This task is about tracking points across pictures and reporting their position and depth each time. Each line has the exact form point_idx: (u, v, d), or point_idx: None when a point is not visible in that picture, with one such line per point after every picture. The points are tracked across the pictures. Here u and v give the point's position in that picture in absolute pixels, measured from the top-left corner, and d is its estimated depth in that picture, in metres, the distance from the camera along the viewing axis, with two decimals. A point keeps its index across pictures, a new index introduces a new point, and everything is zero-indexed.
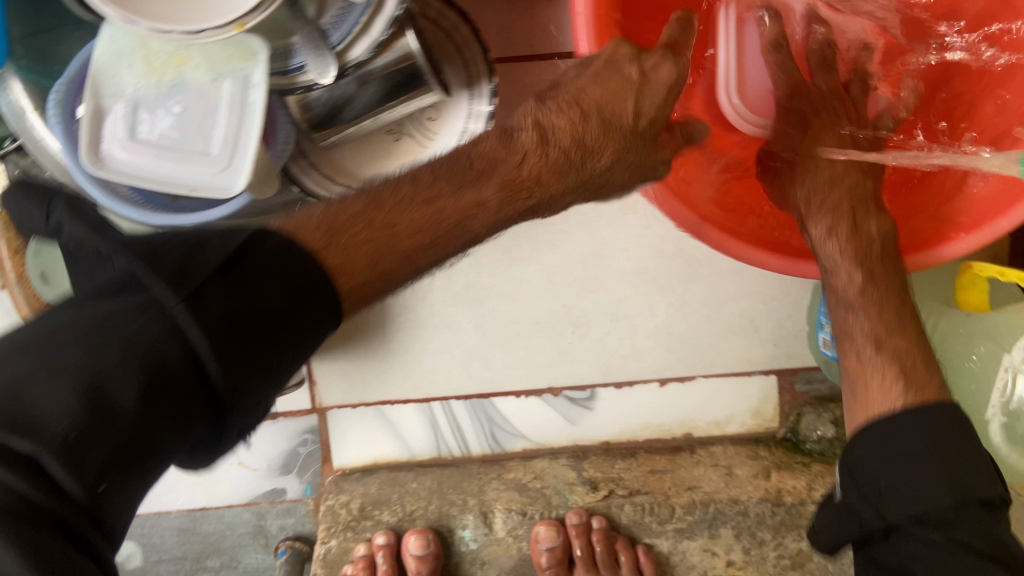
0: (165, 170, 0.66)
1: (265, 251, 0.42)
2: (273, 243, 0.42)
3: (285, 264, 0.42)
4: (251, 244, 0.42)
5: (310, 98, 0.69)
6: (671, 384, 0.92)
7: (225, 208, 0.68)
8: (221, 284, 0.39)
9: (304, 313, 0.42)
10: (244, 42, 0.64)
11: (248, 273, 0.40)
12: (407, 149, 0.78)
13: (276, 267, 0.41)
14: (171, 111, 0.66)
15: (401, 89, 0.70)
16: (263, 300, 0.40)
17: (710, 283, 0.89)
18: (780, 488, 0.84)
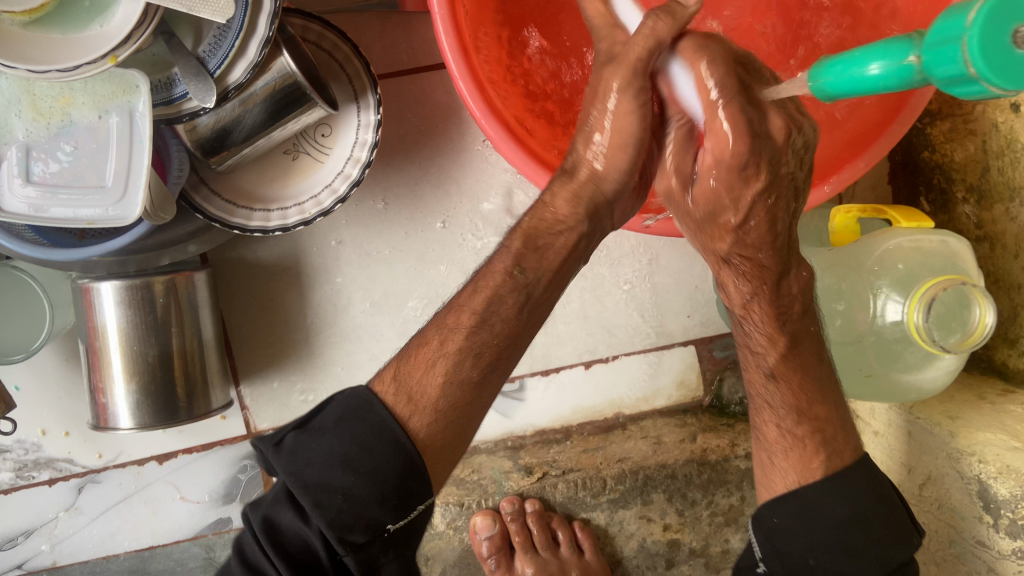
0: (62, 206, 0.68)
1: (339, 407, 0.57)
2: (346, 394, 0.58)
3: (348, 422, 0.55)
4: (326, 414, 0.56)
5: (198, 127, 0.72)
6: (596, 366, 0.95)
7: (127, 237, 0.71)
8: (300, 438, 0.55)
9: (369, 465, 0.53)
10: (126, 76, 0.68)
11: (321, 433, 0.54)
12: (305, 167, 0.81)
13: (338, 417, 0.56)
14: (63, 150, 0.69)
15: (286, 110, 0.74)
16: (326, 459, 0.53)
17: (618, 263, 0.92)
18: (706, 447, 0.86)
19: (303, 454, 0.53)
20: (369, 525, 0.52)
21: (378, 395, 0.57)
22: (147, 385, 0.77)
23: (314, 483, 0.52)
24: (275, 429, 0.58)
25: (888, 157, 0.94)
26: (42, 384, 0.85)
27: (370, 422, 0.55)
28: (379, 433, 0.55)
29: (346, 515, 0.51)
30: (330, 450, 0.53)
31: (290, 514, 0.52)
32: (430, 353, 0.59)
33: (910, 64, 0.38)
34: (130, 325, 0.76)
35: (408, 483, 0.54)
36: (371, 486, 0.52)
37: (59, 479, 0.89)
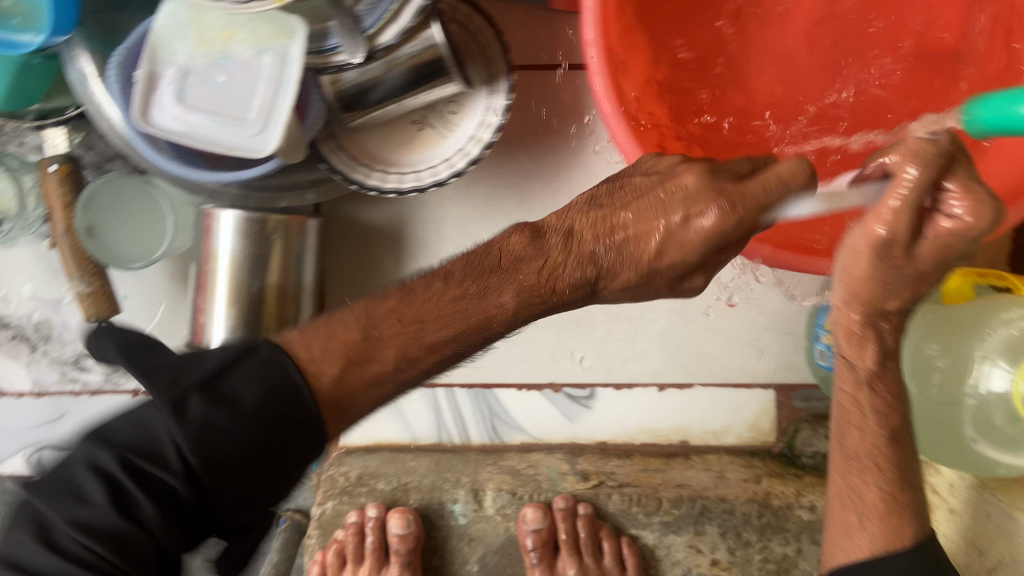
0: (204, 130, 0.72)
1: (258, 378, 0.55)
2: (263, 353, 0.57)
3: (262, 367, 0.56)
4: (196, 371, 0.54)
5: (341, 80, 0.76)
6: (670, 390, 0.94)
7: (257, 170, 0.76)
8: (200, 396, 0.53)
9: (219, 445, 0.52)
10: (286, 21, 0.72)
11: (226, 400, 0.53)
12: (428, 139, 0.84)
13: (258, 396, 0.54)
14: (216, 80, 0.73)
15: (424, 79, 0.77)
16: (234, 443, 0.52)
17: (712, 291, 0.92)
18: (769, 491, 0.84)
19: (210, 425, 0.52)
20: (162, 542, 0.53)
21: (301, 373, 0.57)
22: (244, 314, 0.80)
23: (198, 449, 0.52)
24: (176, 384, 0.53)
25: (1012, 236, 0.90)
26: (147, 298, 0.89)
27: (271, 372, 0.56)
28: (277, 381, 0.55)
29: (164, 492, 0.52)
30: (223, 399, 0.53)
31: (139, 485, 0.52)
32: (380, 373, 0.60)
33: None
34: (241, 254, 0.80)
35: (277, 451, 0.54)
36: (250, 432, 0.53)
37: (142, 391, 0.93)
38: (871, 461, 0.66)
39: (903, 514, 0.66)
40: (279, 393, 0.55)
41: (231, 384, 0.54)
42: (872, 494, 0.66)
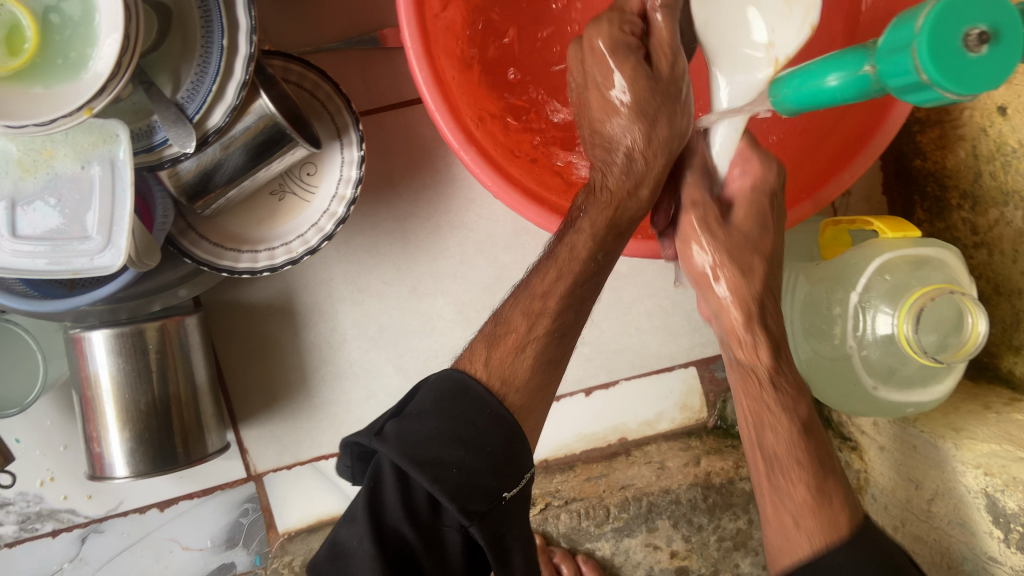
0: (47, 260, 0.68)
1: (432, 390, 0.59)
2: (456, 387, 0.59)
3: (444, 403, 0.58)
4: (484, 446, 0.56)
5: (180, 172, 0.72)
6: (597, 393, 0.93)
7: (113, 285, 0.72)
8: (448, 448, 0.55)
9: (474, 439, 0.56)
10: (106, 125, 0.68)
11: (422, 416, 0.57)
12: (292, 207, 0.82)
13: (433, 400, 0.58)
14: (47, 204, 0.69)
15: (268, 151, 0.74)
16: (433, 436, 0.55)
17: (613, 287, 0.91)
18: (709, 471, 0.91)
19: (478, 411, 0.57)
20: (484, 493, 0.54)
21: (466, 372, 0.60)
22: (140, 433, 0.77)
23: (427, 460, 0.54)
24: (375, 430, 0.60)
25: (881, 164, 0.92)
26: (43, 434, 0.85)
27: (463, 399, 0.58)
28: (476, 406, 0.57)
29: (465, 486, 0.54)
30: (436, 429, 0.56)
31: (401, 493, 0.55)
32: (519, 337, 0.60)
33: (866, 75, 0.39)
34: (122, 374, 0.76)
35: (468, 452, 0.55)
36: (478, 457, 0.55)
37: (62, 530, 0.88)
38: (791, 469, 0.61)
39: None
40: (492, 414, 0.57)
41: (411, 426, 0.57)
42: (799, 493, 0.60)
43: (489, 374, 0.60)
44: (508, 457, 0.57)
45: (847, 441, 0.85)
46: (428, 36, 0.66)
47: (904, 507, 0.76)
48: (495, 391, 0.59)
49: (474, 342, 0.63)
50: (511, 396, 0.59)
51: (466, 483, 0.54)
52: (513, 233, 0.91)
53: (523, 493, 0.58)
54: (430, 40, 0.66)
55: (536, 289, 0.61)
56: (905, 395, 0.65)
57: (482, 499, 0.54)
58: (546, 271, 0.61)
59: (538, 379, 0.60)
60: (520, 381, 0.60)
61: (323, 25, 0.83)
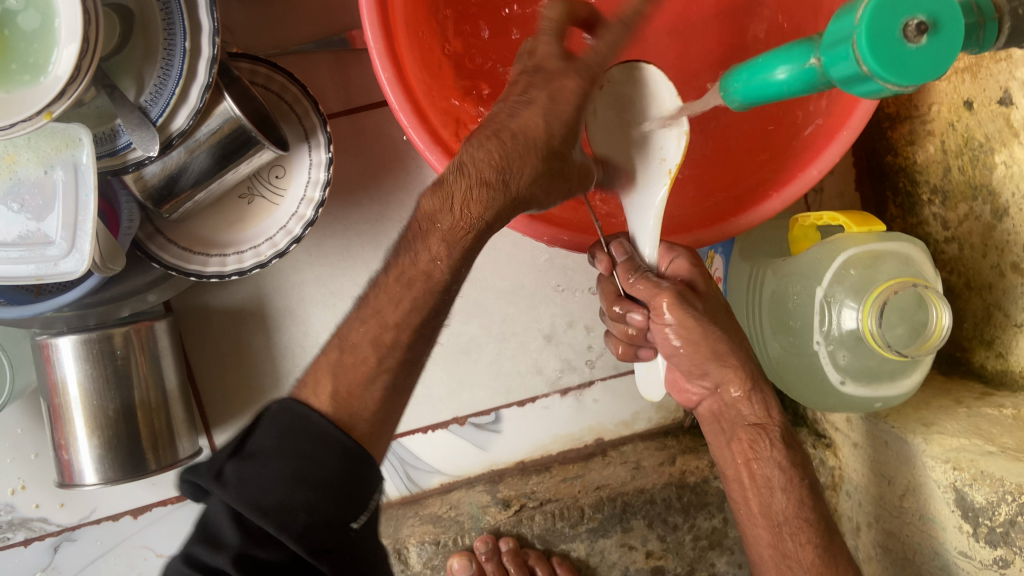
0: (11, 266, 0.68)
1: (271, 424, 0.55)
2: (300, 426, 0.55)
3: (288, 439, 0.54)
4: (331, 490, 0.53)
5: (145, 176, 0.72)
6: (572, 394, 0.93)
7: (78, 290, 0.72)
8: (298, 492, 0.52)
9: (320, 475, 0.53)
10: (69, 129, 0.68)
11: (265, 458, 0.53)
12: (261, 211, 0.81)
13: (277, 437, 0.54)
14: (10, 209, 0.69)
15: (233, 155, 0.73)
16: (276, 480, 0.52)
17: (587, 287, 0.91)
18: (684, 470, 0.91)
19: (330, 455, 0.54)
20: (333, 529, 0.53)
21: (307, 404, 0.57)
22: (108, 440, 0.76)
23: (272, 508, 0.51)
24: (206, 461, 0.55)
25: (854, 160, 0.93)
26: (13, 442, 0.84)
27: (309, 432, 0.55)
28: (322, 439, 0.55)
29: (311, 530, 0.52)
30: (280, 467, 0.53)
31: (240, 541, 0.51)
32: (367, 368, 0.60)
33: (813, 67, 0.39)
34: (91, 381, 0.75)
35: (317, 496, 0.52)
36: (325, 496, 0.52)
37: (34, 539, 0.87)
38: (798, 530, 0.64)
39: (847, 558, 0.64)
40: (339, 447, 0.55)
41: (251, 467, 0.53)
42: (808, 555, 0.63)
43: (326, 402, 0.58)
44: (360, 490, 0.55)
45: (821, 438, 0.86)
46: (390, 36, 0.65)
47: (877, 503, 0.76)
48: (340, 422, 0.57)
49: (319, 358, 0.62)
50: (359, 427, 0.58)
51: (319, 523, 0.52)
52: None
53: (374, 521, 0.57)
54: (392, 40, 0.66)
55: (382, 288, 0.60)
56: (876, 390, 0.65)
57: (332, 535, 0.53)
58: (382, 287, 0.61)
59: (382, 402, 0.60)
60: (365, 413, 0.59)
61: (291, 27, 0.83)
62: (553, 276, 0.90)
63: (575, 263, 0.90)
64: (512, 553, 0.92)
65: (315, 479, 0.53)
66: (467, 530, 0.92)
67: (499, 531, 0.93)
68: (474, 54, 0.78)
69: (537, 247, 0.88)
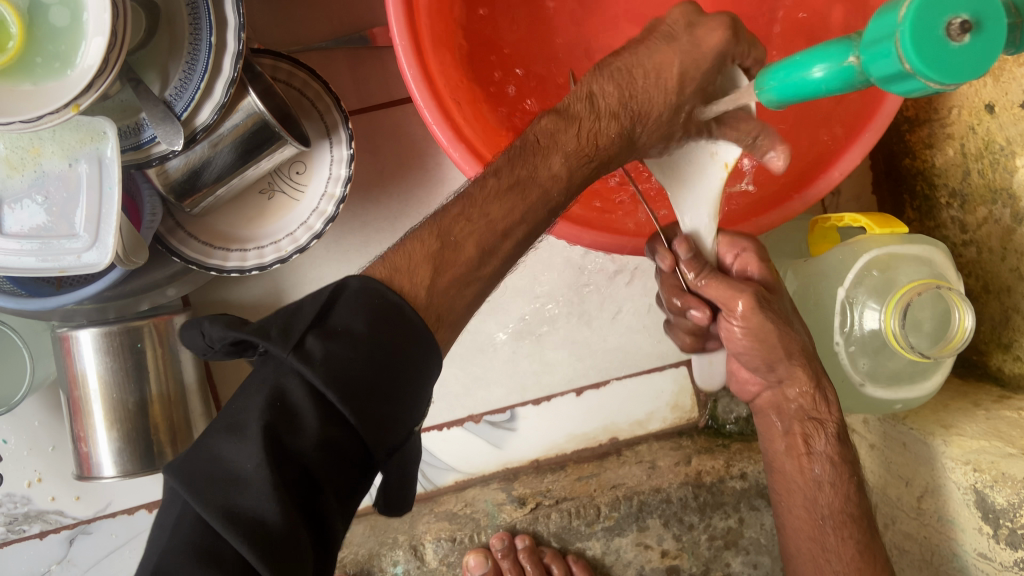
0: (35, 258, 0.68)
1: (356, 304, 0.48)
2: (381, 309, 0.48)
3: (378, 325, 0.47)
4: (417, 383, 0.49)
5: (168, 170, 0.72)
6: (587, 393, 0.94)
7: (100, 283, 0.72)
8: (388, 378, 0.47)
9: (409, 368, 0.48)
10: (93, 123, 0.68)
11: (349, 337, 0.46)
12: (281, 206, 0.81)
13: (366, 320, 0.47)
14: (35, 202, 0.69)
15: (256, 150, 0.74)
16: (358, 366, 0.45)
17: (602, 287, 0.91)
18: (700, 470, 0.90)
19: (410, 351, 0.48)
20: (407, 426, 0.49)
21: (399, 291, 0.50)
22: (127, 432, 0.76)
23: (354, 394, 0.45)
24: (275, 327, 0.46)
25: (871, 163, 0.93)
26: (30, 435, 0.84)
27: (397, 323, 0.48)
28: (412, 334, 0.49)
29: (389, 418, 0.47)
30: (372, 351, 0.46)
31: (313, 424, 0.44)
32: (465, 270, 0.54)
33: (851, 65, 0.39)
34: (111, 373, 0.76)
35: (402, 385, 0.48)
36: (407, 393, 0.48)
37: (50, 531, 0.87)
38: (842, 527, 0.67)
39: (877, 558, 0.67)
40: (420, 344, 0.49)
41: (339, 346, 0.46)
42: (847, 551, 0.66)
43: (417, 289, 0.51)
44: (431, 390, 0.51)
45: None
46: (416, 33, 0.66)
47: (895, 505, 0.76)
48: (429, 315, 0.51)
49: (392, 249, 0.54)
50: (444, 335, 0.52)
51: (390, 416, 0.47)
52: None
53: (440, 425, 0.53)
54: (418, 37, 0.66)
55: (472, 200, 0.56)
56: (896, 391, 0.65)
57: (404, 431, 0.49)
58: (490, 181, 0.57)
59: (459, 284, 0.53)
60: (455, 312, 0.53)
61: (312, 25, 0.83)
62: (569, 275, 0.90)
63: (592, 262, 0.90)
64: (527, 550, 0.92)
65: (401, 369, 0.48)
66: (483, 527, 0.92)
67: (515, 529, 0.93)
68: (500, 59, 0.79)
69: (554, 246, 0.89)
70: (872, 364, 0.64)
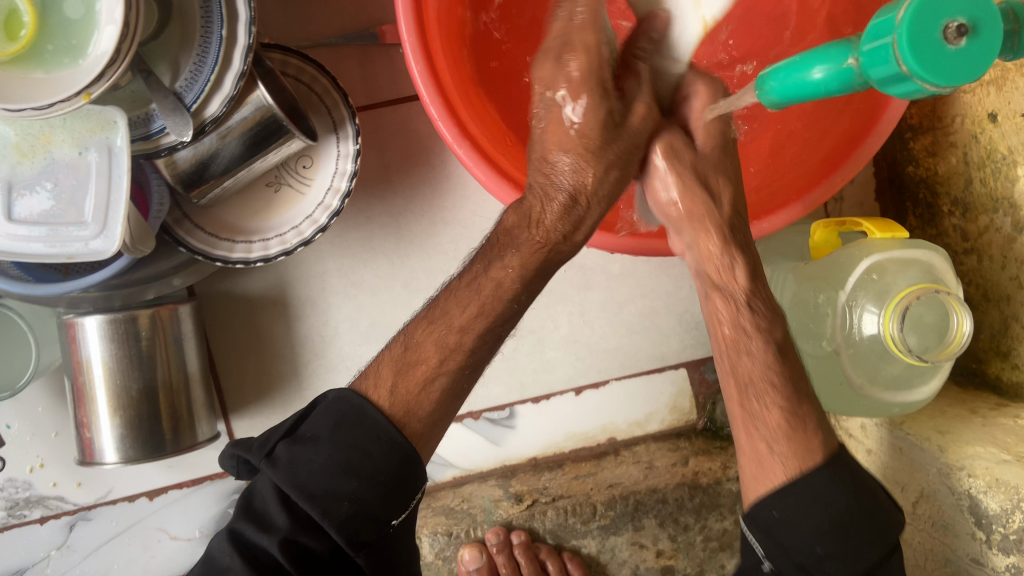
0: (43, 243, 0.69)
1: (329, 411, 0.57)
2: (348, 411, 0.57)
3: (341, 428, 0.56)
4: (381, 484, 0.55)
5: (177, 161, 0.73)
6: (586, 392, 0.94)
7: (107, 271, 0.73)
8: (351, 481, 0.54)
9: (369, 469, 0.55)
10: (104, 112, 0.69)
11: (317, 441, 0.55)
12: (287, 199, 0.82)
13: (330, 425, 0.56)
14: (44, 189, 0.70)
15: (264, 142, 0.75)
16: (325, 467, 0.54)
17: (604, 287, 0.92)
18: (697, 471, 0.91)
19: (373, 452, 0.55)
20: (374, 522, 0.55)
21: (365, 396, 0.58)
22: (130, 419, 0.77)
23: (317, 493, 0.53)
24: (264, 437, 0.58)
25: (874, 171, 0.93)
26: (33, 421, 0.85)
27: (363, 423, 0.56)
28: (375, 433, 0.56)
29: (354, 517, 0.54)
30: (333, 455, 0.54)
31: (286, 523, 0.53)
32: (428, 369, 0.59)
33: (851, 67, 0.39)
34: (115, 360, 0.77)
35: (365, 484, 0.54)
36: (371, 490, 0.54)
37: (50, 517, 0.88)
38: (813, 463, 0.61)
39: None
40: (388, 442, 0.56)
41: (305, 451, 0.55)
42: (773, 417, 0.60)
43: (391, 404, 0.58)
44: (404, 487, 0.56)
45: None
46: (425, 32, 0.66)
47: None
48: (396, 421, 0.58)
49: (381, 355, 0.62)
50: (412, 426, 0.58)
51: (355, 515, 0.54)
52: None
53: (410, 517, 0.59)
54: (427, 36, 0.67)
55: (439, 310, 0.61)
56: (897, 394, 0.66)
57: (371, 528, 0.55)
58: (463, 302, 0.61)
59: (440, 409, 0.60)
60: (422, 412, 0.59)
61: (322, 22, 0.84)
62: (571, 275, 0.91)
63: (594, 263, 0.91)
64: (522, 546, 0.93)
65: (365, 472, 0.54)
66: (478, 522, 0.92)
67: (510, 525, 0.93)
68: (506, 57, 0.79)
69: None
70: (872, 367, 0.64)
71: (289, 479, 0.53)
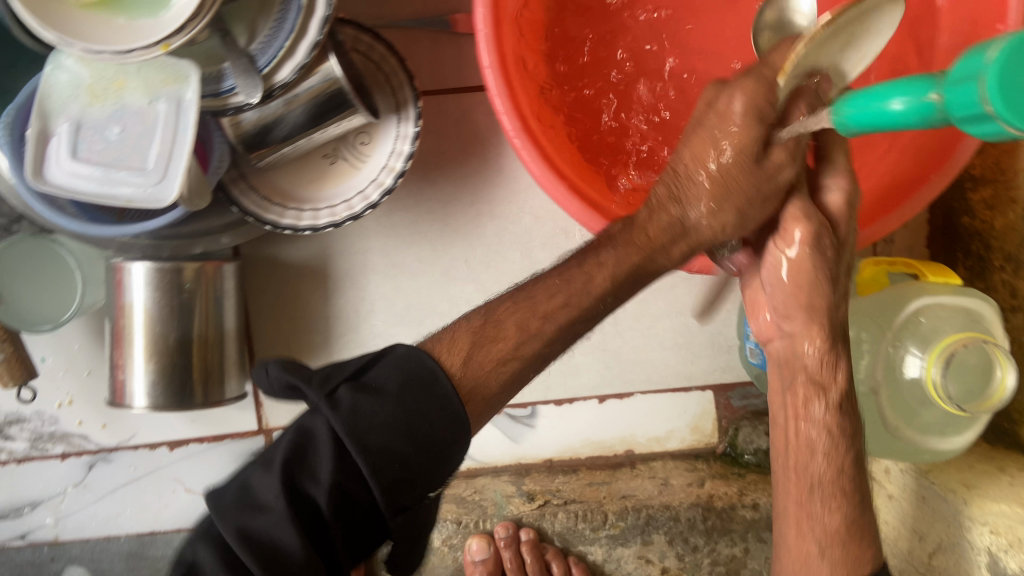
0: (104, 184, 0.70)
1: (398, 365, 0.54)
2: (416, 367, 0.53)
3: (409, 388, 0.52)
4: (431, 451, 0.52)
5: (242, 121, 0.74)
6: (610, 402, 0.94)
7: (162, 220, 0.74)
8: (406, 441, 0.51)
9: (426, 436, 0.51)
10: (178, 66, 0.71)
11: (382, 396, 0.51)
12: (342, 173, 0.83)
13: (398, 380, 0.53)
14: (111, 131, 0.71)
15: (329, 113, 0.76)
16: (386, 424, 0.50)
17: (641, 300, 0.92)
18: (712, 494, 0.92)
19: (434, 417, 0.52)
20: (414, 491, 0.51)
21: (438, 359, 0.55)
22: (163, 367, 0.78)
23: (372, 447, 0.49)
24: (324, 376, 0.54)
25: (928, 218, 0.92)
26: (68, 359, 0.87)
27: (430, 387, 0.53)
28: (440, 399, 0.52)
29: (404, 483, 0.50)
30: (399, 411, 0.51)
31: (332, 472, 0.49)
32: (506, 350, 0.57)
33: (932, 102, 0.39)
34: (155, 307, 0.78)
35: (422, 452, 0.51)
36: (420, 457, 0.51)
37: (72, 454, 0.90)
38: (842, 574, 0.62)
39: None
40: (448, 411, 0.52)
41: (368, 402, 0.51)
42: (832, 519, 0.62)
43: (463, 372, 0.55)
44: (447, 465, 0.53)
45: None
46: (499, 22, 0.67)
47: (905, 558, 0.76)
48: (460, 387, 0.54)
49: (453, 326, 0.58)
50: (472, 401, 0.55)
51: (400, 478, 0.50)
52: (552, 230, 0.92)
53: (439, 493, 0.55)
54: (502, 27, 0.67)
55: (535, 294, 0.60)
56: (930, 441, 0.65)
57: (415, 495, 0.51)
58: (551, 285, 0.60)
59: (504, 389, 0.57)
60: (488, 389, 0.56)
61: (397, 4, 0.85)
62: None
63: None
64: (529, 543, 0.95)
65: (422, 432, 0.51)
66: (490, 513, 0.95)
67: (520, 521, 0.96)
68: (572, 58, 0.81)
69: None
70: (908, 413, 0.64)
71: (343, 430, 0.49)
